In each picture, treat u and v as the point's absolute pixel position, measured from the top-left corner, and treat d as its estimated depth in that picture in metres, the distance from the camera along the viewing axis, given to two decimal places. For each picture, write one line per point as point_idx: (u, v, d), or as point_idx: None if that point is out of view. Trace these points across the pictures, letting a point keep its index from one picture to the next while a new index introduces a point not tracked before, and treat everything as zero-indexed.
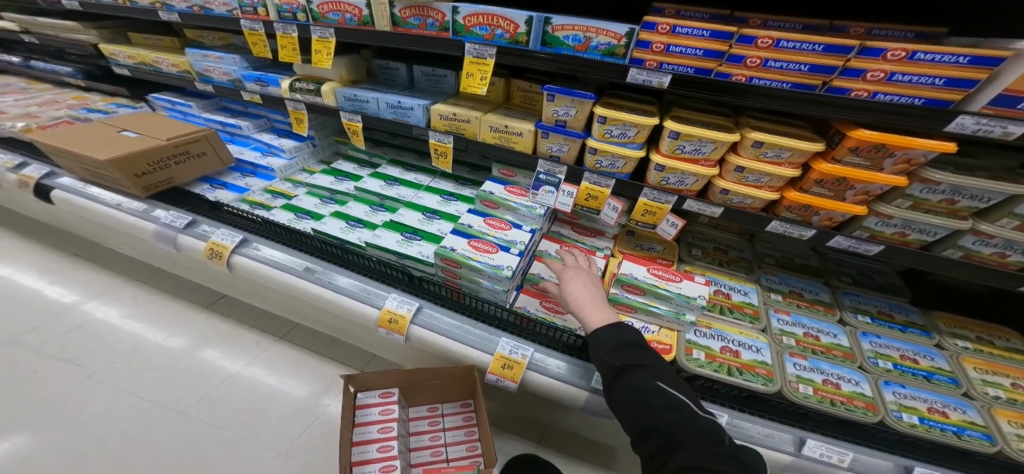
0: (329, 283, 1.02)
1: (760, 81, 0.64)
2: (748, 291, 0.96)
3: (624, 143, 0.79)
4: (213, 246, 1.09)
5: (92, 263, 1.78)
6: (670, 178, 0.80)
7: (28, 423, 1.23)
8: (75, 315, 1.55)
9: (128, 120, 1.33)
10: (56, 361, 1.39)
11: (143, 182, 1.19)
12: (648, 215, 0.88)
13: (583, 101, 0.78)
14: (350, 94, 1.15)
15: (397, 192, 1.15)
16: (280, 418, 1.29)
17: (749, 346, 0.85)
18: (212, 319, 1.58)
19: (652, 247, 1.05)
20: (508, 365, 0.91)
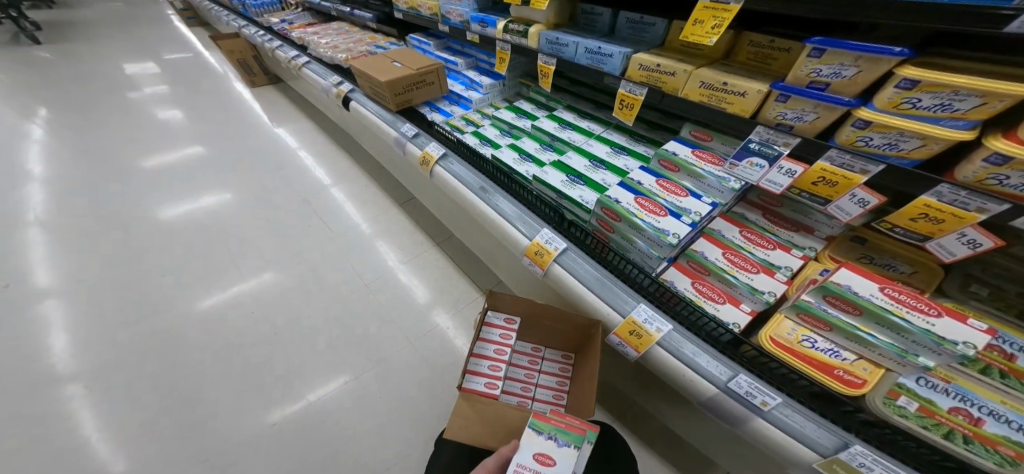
0: (494, 205, 1.13)
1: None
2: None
3: (939, 119, 0.55)
4: (428, 156, 1.31)
5: (344, 154, 2.51)
6: (1010, 179, 0.52)
7: (286, 253, 1.88)
8: (321, 189, 2.23)
9: (399, 53, 1.65)
10: (306, 217, 2.07)
11: (397, 100, 1.48)
12: (927, 222, 0.63)
13: (878, 58, 0.58)
14: (553, 37, 1.18)
15: (569, 135, 1.18)
16: (416, 310, 1.63)
17: (1005, 419, 0.62)
18: (403, 217, 2.05)
19: (892, 266, 0.80)
20: (637, 333, 0.89)
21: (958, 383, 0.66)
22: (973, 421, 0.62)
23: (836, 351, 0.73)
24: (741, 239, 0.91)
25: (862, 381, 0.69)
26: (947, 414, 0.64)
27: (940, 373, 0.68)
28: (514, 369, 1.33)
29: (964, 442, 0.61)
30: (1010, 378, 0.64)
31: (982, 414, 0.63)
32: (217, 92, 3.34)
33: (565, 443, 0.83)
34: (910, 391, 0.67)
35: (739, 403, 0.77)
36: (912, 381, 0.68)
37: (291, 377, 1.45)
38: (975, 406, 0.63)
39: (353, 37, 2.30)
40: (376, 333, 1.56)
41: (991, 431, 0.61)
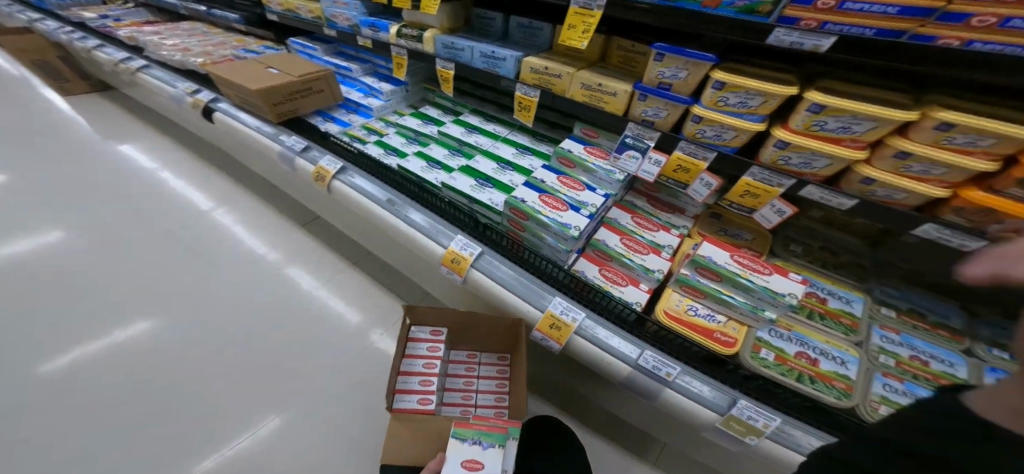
0: (404, 217, 1.10)
1: (986, 47, 0.49)
2: (854, 301, 0.85)
3: (742, 114, 0.72)
4: (320, 170, 1.23)
5: (221, 172, 2.16)
6: (792, 159, 0.72)
7: (162, 297, 1.56)
8: (200, 215, 1.90)
9: (274, 58, 1.53)
10: (184, 250, 1.74)
11: (276, 110, 1.37)
12: (749, 197, 0.82)
13: (699, 64, 0.72)
14: (448, 42, 1.18)
15: (476, 139, 1.18)
16: (339, 336, 1.48)
17: (832, 356, 0.76)
18: (307, 237, 1.83)
19: (738, 234, 0.97)
20: (557, 326, 0.91)
21: (797, 330, 0.80)
22: (814, 362, 0.75)
23: (713, 315, 0.83)
24: (633, 224, 0.99)
25: (734, 340, 0.79)
26: (794, 359, 0.76)
27: (783, 323, 0.81)
28: (452, 380, 1.27)
29: (811, 383, 0.72)
30: (827, 320, 0.81)
31: (818, 355, 0.76)
32: (28, 109, 2.63)
33: (489, 444, 0.85)
34: (767, 343, 0.79)
35: (649, 377, 0.82)
36: (765, 333, 0.80)
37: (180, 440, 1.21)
38: (811, 349, 0.77)
39: (213, 39, 2.05)
40: (291, 366, 1.39)
41: (826, 368, 0.74)
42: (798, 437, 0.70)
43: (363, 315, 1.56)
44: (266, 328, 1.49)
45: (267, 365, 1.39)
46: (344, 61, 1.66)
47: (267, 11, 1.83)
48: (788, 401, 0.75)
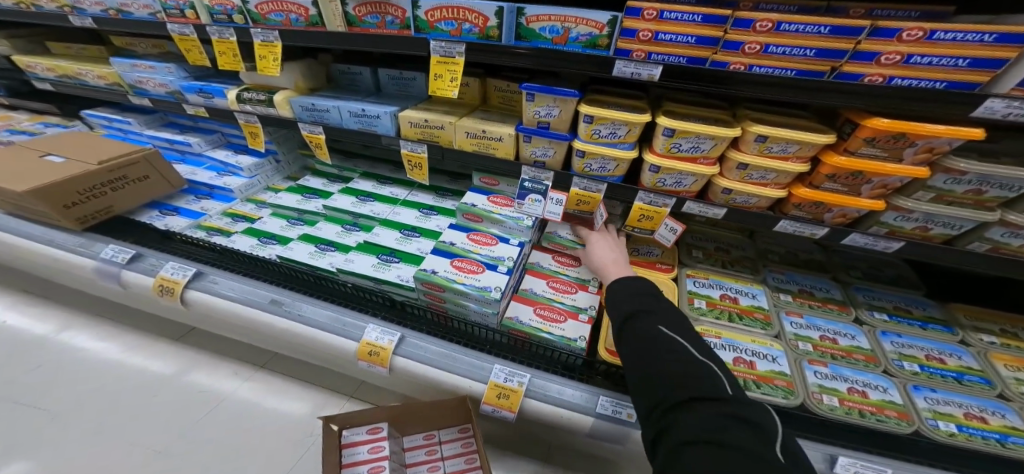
0: (298, 316, 0.92)
1: (760, 69, 0.59)
2: (757, 293, 0.91)
3: (615, 144, 0.75)
4: (163, 281, 0.98)
5: (33, 293, 1.62)
6: (666, 180, 0.76)
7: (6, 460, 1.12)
8: (48, 347, 1.42)
9: (56, 141, 1.21)
10: (10, 405, 1.25)
11: (74, 213, 1.08)
12: (646, 220, 0.83)
13: (566, 99, 0.73)
14: (307, 104, 1.04)
15: (371, 208, 1.05)
16: (273, 449, 1.17)
17: (763, 354, 0.79)
18: (188, 350, 1.43)
19: (649, 251, 1.00)
20: (504, 394, 0.81)
21: (726, 336, 0.82)
22: (751, 365, 0.77)
23: None
24: (556, 264, 0.96)
25: None
26: (734, 367, 0.77)
27: (713, 332, 0.83)
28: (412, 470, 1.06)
29: (781, 392, 0.73)
30: (746, 319, 0.85)
31: (752, 357, 0.79)
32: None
33: None
34: None
35: (615, 424, 0.77)
36: None
37: None
38: (744, 352, 0.79)
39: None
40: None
41: (763, 369, 0.77)
42: None
43: (295, 402, 1.29)
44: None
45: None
46: (179, 133, 1.40)
47: (31, 76, 1.46)
48: None
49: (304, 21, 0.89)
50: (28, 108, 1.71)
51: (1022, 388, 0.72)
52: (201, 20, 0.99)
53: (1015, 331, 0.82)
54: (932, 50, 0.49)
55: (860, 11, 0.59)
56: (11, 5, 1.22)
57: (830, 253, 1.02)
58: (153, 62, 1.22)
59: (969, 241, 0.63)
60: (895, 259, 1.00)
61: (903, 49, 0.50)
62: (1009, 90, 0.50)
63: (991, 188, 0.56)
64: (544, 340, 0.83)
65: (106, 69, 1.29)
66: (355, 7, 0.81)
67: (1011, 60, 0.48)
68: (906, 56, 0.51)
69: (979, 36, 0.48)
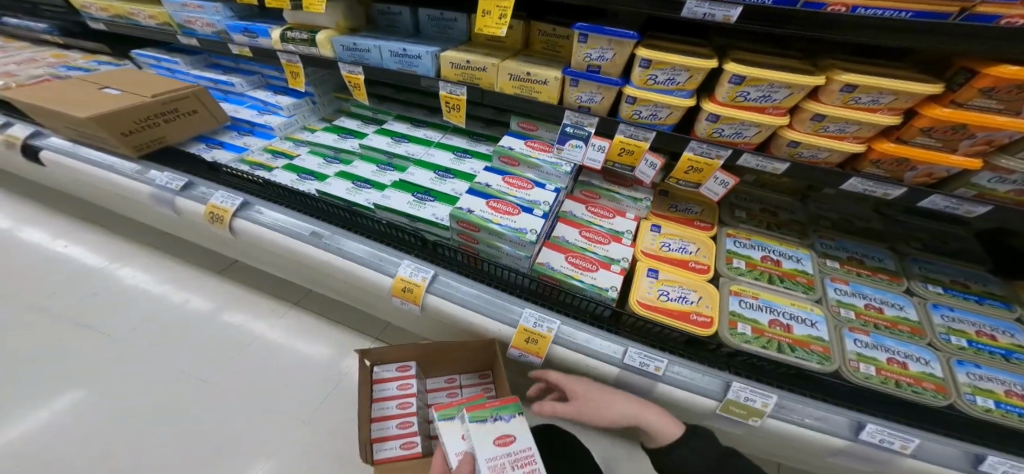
0: (337, 249, 0.95)
1: (866, 11, 0.51)
2: (802, 258, 0.87)
3: (673, 91, 0.71)
4: (214, 209, 1.03)
5: (94, 224, 1.76)
6: (725, 130, 0.71)
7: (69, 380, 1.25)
8: (103, 276, 1.55)
9: (112, 76, 1.26)
10: (78, 327, 1.39)
11: (131, 142, 1.13)
12: (693, 173, 0.80)
13: (623, 42, 0.68)
14: (349, 43, 1.03)
15: (406, 148, 1.05)
16: (304, 384, 1.27)
17: (802, 319, 0.78)
18: (229, 283, 1.57)
19: (688, 209, 0.98)
20: (533, 338, 0.83)
21: (763, 297, 0.81)
22: (787, 329, 0.76)
23: (684, 297, 0.82)
24: (589, 214, 0.95)
25: (706, 266, 0.86)
26: (769, 329, 0.77)
27: (749, 292, 0.82)
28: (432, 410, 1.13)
29: (817, 358, 0.72)
30: (786, 281, 0.83)
31: (789, 321, 0.78)
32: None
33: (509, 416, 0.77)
34: (740, 316, 0.78)
35: (638, 374, 0.79)
36: (736, 305, 0.80)
37: None
38: (782, 314, 0.78)
39: (15, 55, 1.65)
40: (254, 412, 1.20)
41: (801, 334, 0.75)
42: (795, 410, 0.71)
43: (323, 345, 1.38)
44: (199, 393, 1.23)
45: (219, 423, 1.17)
46: (222, 73, 1.42)
47: (84, 15, 1.51)
48: (765, 370, 0.77)
49: None
50: (80, 47, 1.77)
51: None
52: None
53: None
54: None
55: None
56: None
57: (887, 222, 0.96)
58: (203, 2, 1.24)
59: None
60: (959, 233, 0.94)
61: None
62: None
63: None
64: (573, 286, 0.83)
65: (157, 9, 1.32)
66: None
67: None
68: None
69: None
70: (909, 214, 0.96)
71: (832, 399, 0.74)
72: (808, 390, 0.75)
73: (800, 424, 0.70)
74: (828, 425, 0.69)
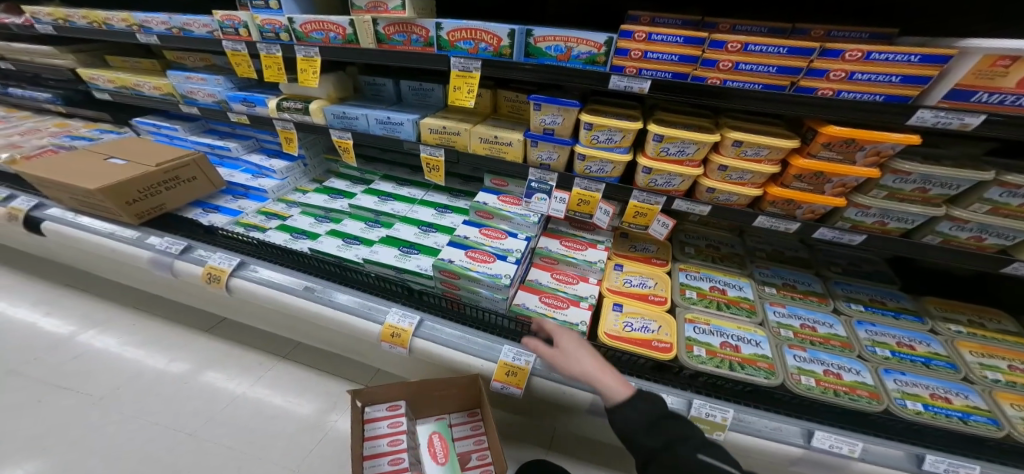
0: (329, 301, 1.03)
1: (732, 83, 0.68)
2: (743, 286, 0.99)
3: (612, 148, 0.85)
4: (212, 270, 1.10)
5: (82, 291, 1.78)
6: (658, 180, 0.85)
7: (40, 448, 1.23)
8: (73, 345, 1.54)
9: (116, 146, 1.35)
10: (57, 390, 1.39)
11: (133, 209, 1.22)
12: (640, 217, 0.92)
13: (568, 109, 0.83)
14: (339, 112, 1.16)
15: (392, 206, 1.16)
16: (290, 436, 1.29)
17: (748, 340, 0.86)
18: (216, 340, 1.59)
19: (646, 248, 1.09)
20: (513, 371, 0.90)
21: (714, 323, 0.90)
22: (736, 349, 0.84)
23: (646, 326, 0.89)
24: (563, 248, 1.03)
25: (664, 298, 0.95)
26: (721, 350, 0.84)
27: (702, 319, 0.91)
28: (424, 451, 1.15)
29: (763, 373, 0.79)
30: (732, 307, 0.93)
31: (737, 342, 0.86)
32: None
33: None
34: (695, 340, 0.86)
35: None
36: (691, 331, 0.88)
37: None
38: (731, 337, 0.87)
39: (17, 125, 1.74)
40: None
41: (748, 352, 0.83)
42: (754, 422, 0.78)
43: (305, 406, 1.38)
44: (181, 452, 1.23)
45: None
46: (219, 138, 1.54)
47: (92, 87, 1.63)
48: (729, 389, 0.85)
49: (341, 39, 1.01)
50: (82, 116, 1.88)
51: (984, 371, 0.79)
52: (252, 38, 1.13)
53: (981, 321, 0.90)
54: (871, 68, 0.59)
55: (820, 32, 0.70)
56: (86, 25, 1.38)
57: (813, 252, 1.10)
58: (205, 75, 1.37)
59: (923, 234, 0.73)
60: (875, 258, 1.08)
61: (847, 67, 0.60)
62: (941, 102, 0.59)
63: (934, 186, 0.66)
64: None
65: (162, 81, 1.45)
66: (385, 27, 0.93)
67: (935, 79, 0.58)
68: (849, 73, 0.61)
69: (908, 57, 0.57)
70: (832, 243, 1.10)
71: (787, 411, 0.82)
72: (772, 406, 0.83)
73: (759, 434, 0.76)
74: (783, 435, 0.76)
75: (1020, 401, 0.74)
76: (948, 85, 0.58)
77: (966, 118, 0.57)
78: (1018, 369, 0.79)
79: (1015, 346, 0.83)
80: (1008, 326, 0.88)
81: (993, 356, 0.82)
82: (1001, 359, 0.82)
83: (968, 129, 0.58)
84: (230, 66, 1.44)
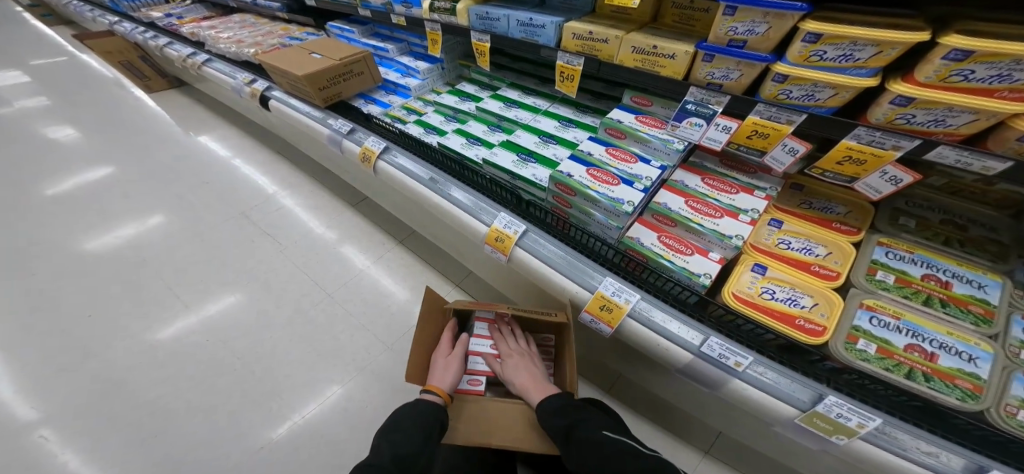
0: (446, 195, 1.09)
1: None
2: (988, 286, 0.71)
3: (845, 69, 0.59)
4: (366, 151, 1.26)
5: (285, 162, 2.29)
6: (915, 117, 0.57)
7: (242, 274, 1.72)
8: (276, 201, 2.03)
9: (316, 44, 1.58)
10: (260, 232, 1.89)
11: (323, 95, 1.43)
12: (851, 164, 0.68)
13: (782, 15, 0.59)
14: (482, 12, 1.12)
15: (515, 114, 1.13)
16: (390, 314, 1.55)
17: (956, 351, 0.66)
18: (358, 217, 1.92)
19: (828, 208, 0.87)
20: (608, 307, 0.85)
21: (908, 319, 0.70)
22: (929, 357, 0.66)
23: (794, 299, 0.76)
24: (704, 186, 0.88)
25: (835, 272, 0.77)
26: (903, 353, 0.67)
27: (890, 311, 0.71)
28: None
29: (960, 395, 0.62)
30: (950, 307, 0.70)
31: (935, 348, 0.67)
32: (109, 106, 2.93)
33: None
34: (868, 333, 0.70)
35: (714, 365, 0.76)
36: (865, 322, 0.71)
37: (268, 396, 1.36)
38: (927, 342, 0.67)
39: (262, 30, 2.18)
40: (349, 342, 1.48)
41: (946, 365, 0.65)
42: (901, 440, 0.63)
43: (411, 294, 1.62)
44: (322, 303, 1.60)
45: (325, 342, 1.49)
46: (381, 41, 1.66)
47: None
48: (883, 397, 0.69)
49: None
50: (298, 22, 2.22)
51: None
52: None
53: None
54: None
55: None
56: None
57: None
58: None
59: None
60: None
61: None
62: None
63: None
64: (662, 266, 0.83)
65: None
66: None
67: None
68: None
69: None
70: None
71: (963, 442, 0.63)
72: (937, 428, 0.65)
73: (898, 451, 0.62)
74: (938, 462, 0.61)
75: None
76: None
77: None
78: None
79: None
80: None
81: None
82: None
83: None
84: None
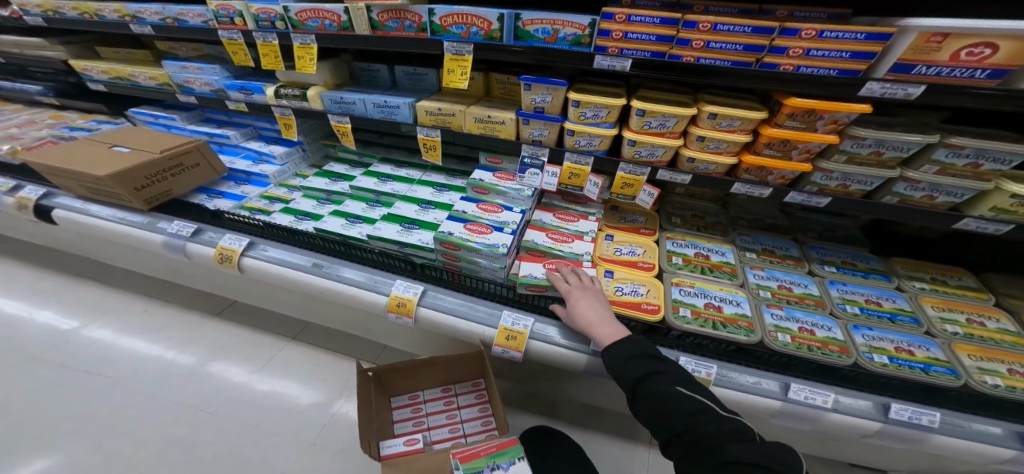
0: (337, 276, 1.09)
1: (706, 61, 0.71)
2: (726, 251, 1.09)
3: (600, 123, 0.87)
4: (224, 251, 1.16)
5: (97, 281, 1.85)
6: (642, 151, 0.89)
7: (51, 443, 1.27)
8: (81, 339, 1.58)
9: (115, 134, 1.40)
10: (76, 373, 1.46)
11: (142, 195, 1.26)
12: (627, 188, 0.96)
13: (557, 88, 0.85)
14: (337, 97, 1.20)
15: (391, 187, 1.22)
16: (297, 415, 1.37)
17: (730, 300, 0.96)
18: (224, 324, 1.68)
19: (635, 219, 1.18)
20: (512, 336, 0.96)
21: (698, 286, 1.00)
22: (719, 309, 0.94)
23: (636, 290, 0.97)
24: (556, 220, 1.11)
25: (652, 264, 1.04)
26: (705, 310, 0.94)
27: (687, 283, 1.00)
28: (398, 426, 1.20)
29: (744, 331, 0.89)
30: (715, 271, 1.03)
31: (720, 302, 0.96)
32: None
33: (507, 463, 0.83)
34: (681, 302, 0.95)
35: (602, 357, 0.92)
36: (677, 294, 0.97)
37: None
38: (714, 298, 0.96)
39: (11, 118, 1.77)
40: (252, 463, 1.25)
41: (729, 312, 0.93)
42: (735, 378, 0.86)
43: (317, 387, 1.45)
44: (201, 427, 1.33)
45: None
46: (216, 127, 1.57)
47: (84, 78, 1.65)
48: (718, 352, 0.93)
49: (337, 26, 1.02)
50: (75, 108, 1.90)
51: (944, 325, 0.89)
52: (247, 26, 1.14)
53: (944, 278, 1.02)
54: (824, 44, 0.64)
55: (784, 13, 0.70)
56: (79, 16, 1.39)
57: (791, 218, 1.22)
58: (200, 64, 1.40)
59: (882, 195, 0.82)
60: (850, 225, 1.20)
61: (803, 44, 0.64)
62: (883, 76, 0.64)
63: (854, 183, 0.81)
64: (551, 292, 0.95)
65: (157, 71, 1.46)
66: (378, 14, 0.94)
67: (881, 53, 0.63)
68: (806, 50, 0.65)
69: (854, 35, 0.61)
70: (805, 211, 1.22)
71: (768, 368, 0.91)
72: (751, 362, 0.92)
73: (741, 388, 0.85)
74: (764, 387, 0.85)
75: (976, 352, 0.84)
76: (892, 59, 0.62)
77: (909, 89, 0.63)
78: (973, 321, 0.90)
79: (969, 300, 0.95)
80: (967, 281, 1.00)
81: (952, 310, 0.93)
82: (958, 312, 0.93)
83: (912, 98, 0.64)
84: (224, 55, 1.46)
